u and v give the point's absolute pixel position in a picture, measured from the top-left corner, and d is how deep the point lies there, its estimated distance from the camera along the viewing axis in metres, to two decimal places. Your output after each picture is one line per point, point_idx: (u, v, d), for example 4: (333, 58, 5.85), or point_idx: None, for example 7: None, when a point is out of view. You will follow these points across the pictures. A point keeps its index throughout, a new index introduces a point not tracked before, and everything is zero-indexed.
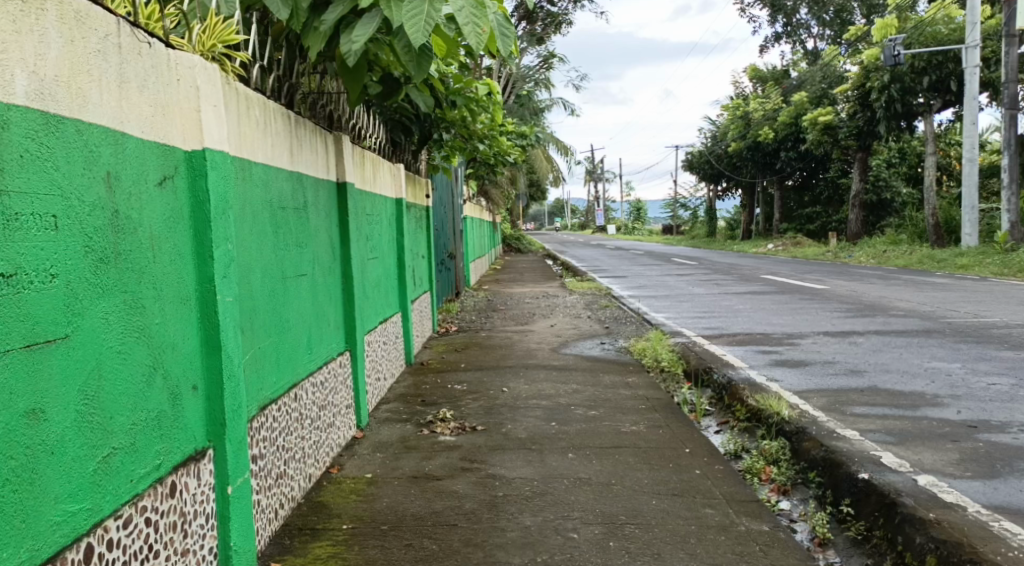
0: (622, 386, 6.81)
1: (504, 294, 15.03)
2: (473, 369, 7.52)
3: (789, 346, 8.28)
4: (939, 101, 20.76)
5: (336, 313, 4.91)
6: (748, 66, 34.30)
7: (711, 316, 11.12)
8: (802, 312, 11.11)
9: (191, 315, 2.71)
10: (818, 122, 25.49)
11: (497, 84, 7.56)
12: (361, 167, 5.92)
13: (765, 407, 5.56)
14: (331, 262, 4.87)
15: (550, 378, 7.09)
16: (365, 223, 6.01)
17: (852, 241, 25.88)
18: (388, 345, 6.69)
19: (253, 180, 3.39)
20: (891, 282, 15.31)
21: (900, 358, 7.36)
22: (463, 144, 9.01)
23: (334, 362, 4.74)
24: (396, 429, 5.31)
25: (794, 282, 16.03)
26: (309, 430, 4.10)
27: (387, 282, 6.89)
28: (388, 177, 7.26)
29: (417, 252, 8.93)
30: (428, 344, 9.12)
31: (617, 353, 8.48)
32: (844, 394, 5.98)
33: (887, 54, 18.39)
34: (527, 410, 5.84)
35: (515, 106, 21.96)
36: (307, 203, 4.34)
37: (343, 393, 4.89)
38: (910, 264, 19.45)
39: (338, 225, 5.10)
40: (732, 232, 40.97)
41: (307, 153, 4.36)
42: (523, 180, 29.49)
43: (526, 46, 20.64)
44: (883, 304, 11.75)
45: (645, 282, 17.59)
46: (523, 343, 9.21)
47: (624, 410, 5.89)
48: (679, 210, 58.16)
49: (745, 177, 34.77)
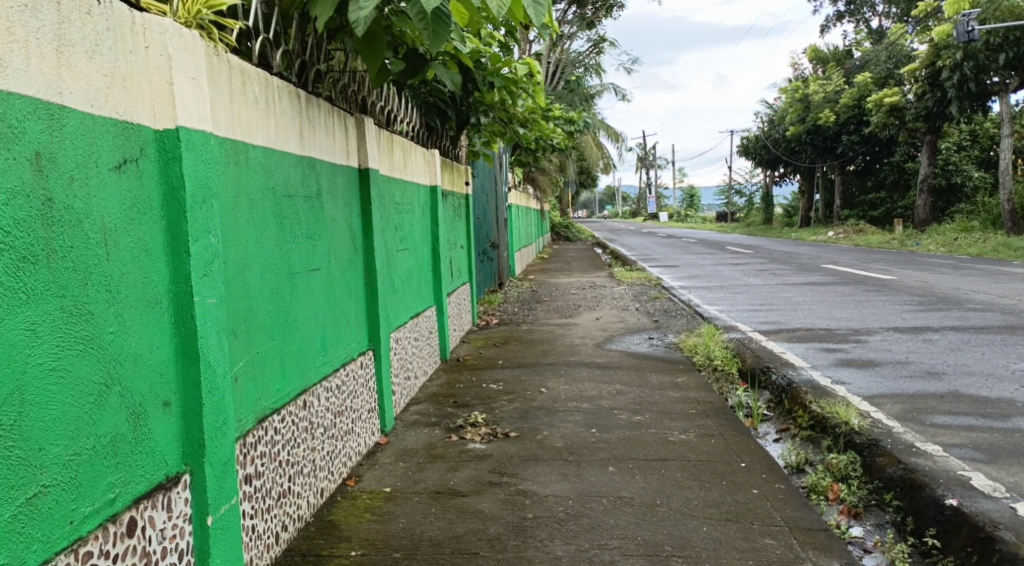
0: (671, 387, 6.34)
1: (551, 284, 14.62)
2: (511, 366, 7.11)
3: (855, 344, 7.71)
4: (1016, 80, 19.68)
5: (356, 310, 4.53)
6: (808, 47, 33.25)
7: (769, 309, 10.56)
8: (868, 305, 10.48)
9: (162, 320, 2.33)
10: (883, 103, 24.54)
11: (537, 63, 7.06)
12: (389, 153, 5.55)
13: (831, 416, 5.13)
14: (350, 254, 4.49)
15: (593, 377, 6.63)
16: (393, 212, 5.64)
17: (919, 228, 24.83)
18: (420, 340, 6.31)
19: (248, 164, 3.01)
20: (965, 272, 14.51)
21: (981, 359, 6.77)
22: (502, 129, 8.54)
23: (353, 363, 4.36)
24: (422, 434, 4.93)
25: (858, 271, 15.32)
26: (323, 441, 3.73)
27: (419, 274, 6.53)
28: (422, 164, 6.90)
29: (456, 242, 8.57)
30: (466, 338, 8.72)
31: (666, 349, 8.01)
32: (920, 401, 5.43)
33: (960, 30, 17.42)
34: (566, 414, 5.41)
35: (564, 91, 21.52)
36: (320, 190, 3.97)
37: (365, 397, 4.52)
38: (983, 253, 18.52)
39: (360, 214, 4.71)
40: (789, 219, 39.88)
41: (321, 136, 3.98)
42: (572, 167, 29.08)
43: (576, 31, 20.15)
44: (958, 296, 11.07)
45: (699, 271, 17.00)
46: (567, 338, 8.76)
47: (672, 415, 5.43)
48: (735, 197, 57.08)
49: (804, 163, 33.78)
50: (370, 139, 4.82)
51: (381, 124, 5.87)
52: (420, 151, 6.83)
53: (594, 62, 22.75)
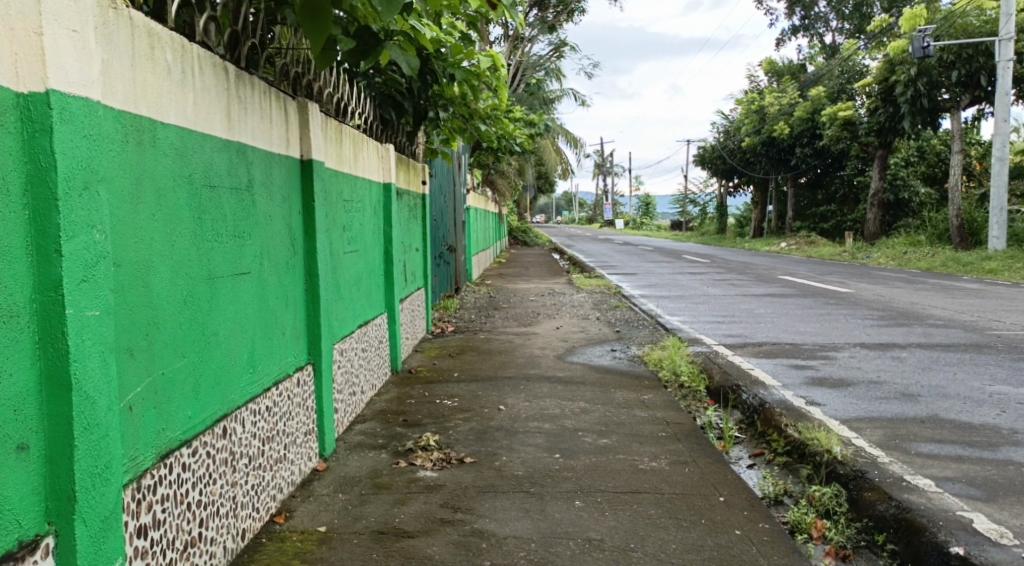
0: (638, 405, 5.90)
1: (508, 290, 14.14)
2: (467, 380, 6.61)
3: (824, 360, 7.35)
4: (967, 97, 19.69)
5: (293, 320, 4.03)
6: (764, 60, 33.32)
7: (731, 321, 10.22)
8: (830, 318, 10.18)
9: (18, 339, 1.92)
10: (838, 117, 24.61)
11: (502, 57, 6.61)
12: (337, 145, 5.04)
13: (811, 442, 4.69)
14: (289, 256, 3.99)
15: (554, 393, 6.16)
16: (341, 210, 5.12)
17: (869, 241, 24.87)
18: (368, 351, 5.79)
19: (149, 145, 2.52)
20: (919, 287, 14.39)
21: (956, 379, 6.45)
22: (463, 126, 8.06)
23: (288, 381, 3.85)
24: (368, 459, 4.43)
25: (815, 283, 15.10)
26: (247, 474, 3.22)
27: (369, 279, 6.02)
28: (375, 159, 6.39)
29: (411, 244, 8.08)
30: (419, 347, 8.21)
31: (629, 362, 7.58)
32: (902, 427, 5.05)
33: (916, 46, 17.38)
34: (527, 436, 4.94)
35: (523, 95, 21.13)
36: (252, 180, 3.46)
37: (302, 418, 4.00)
38: (934, 267, 18.52)
39: (301, 210, 4.21)
40: (741, 229, 39.93)
41: (253, 120, 3.47)
42: (530, 171, 28.65)
43: (537, 35, 19.77)
44: (918, 312, 10.83)
45: (656, 280, 16.67)
46: (525, 348, 8.29)
47: (640, 439, 4.97)
48: (688, 206, 57.28)
49: (758, 174, 33.82)
50: (314, 126, 4.31)
51: (330, 114, 5.36)
52: (373, 144, 6.32)
53: (555, 67, 22.42)
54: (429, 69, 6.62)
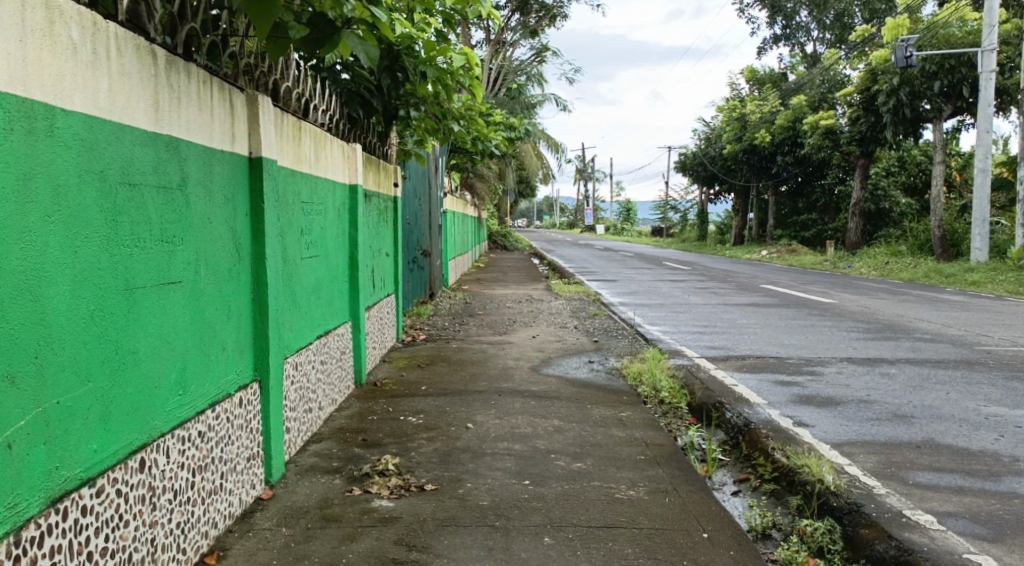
0: (616, 424, 5.56)
1: (485, 296, 13.76)
2: (435, 394, 6.24)
3: (810, 376, 7.03)
4: (950, 108, 19.56)
5: (236, 333, 3.65)
6: (746, 68, 33.16)
7: (713, 332, 9.91)
8: (814, 331, 9.88)
9: None
10: (820, 126, 24.33)
11: (477, 55, 6.26)
12: (295, 143, 4.69)
13: (801, 469, 4.37)
14: (233, 261, 3.61)
15: (527, 409, 5.80)
16: (298, 213, 4.76)
17: (850, 251, 24.68)
18: (327, 364, 5.41)
19: (37, 135, 2.16)
20: (903, 298, 14.15)
21: (949, 399, 6.17)
22: (436, 126, 7.69)
23: (227, 402, 3.47)
24: (320, 485, 4.07)
25: (798, 293, 14.84)
26: (170, 511, 2.87)
27: (331, 287, 5.66)
28: (340, 158, 6.02)
29: (380, 249, 7.71)
30: (388, 358, 7.82)
31: (607, 375, 7.24)
32: (896, 452, 4.73)
33: (899, 56, 17.17)
34: (496, 459, 4.59)
35: (504, 99, 20.78)
36: (187, 177, 3.08)
37: (244, 442, 3.64)
38: (916, 278, 18.35)
39: (249, 212, 3.83)
40: (722, 237, 39.78)
41: (189, 110, 3.09)
42: (511, 176, 28.28)
43: (518, 38, 19.41)
44: (904, 324, 10.56)
45: (637, 287, 16.35)
46: (499, 359, 7.92)
47: (617, 463, 4.62)
48: (669, 213, 57.14)
49: (739, 181, 33.62)
50: (266, 121, 3.94)
51: (293, 111, 5.00)
52: (338, 142, 5.96)
53: (536, 71, 22.06)
54: (398, 65, 6.30)
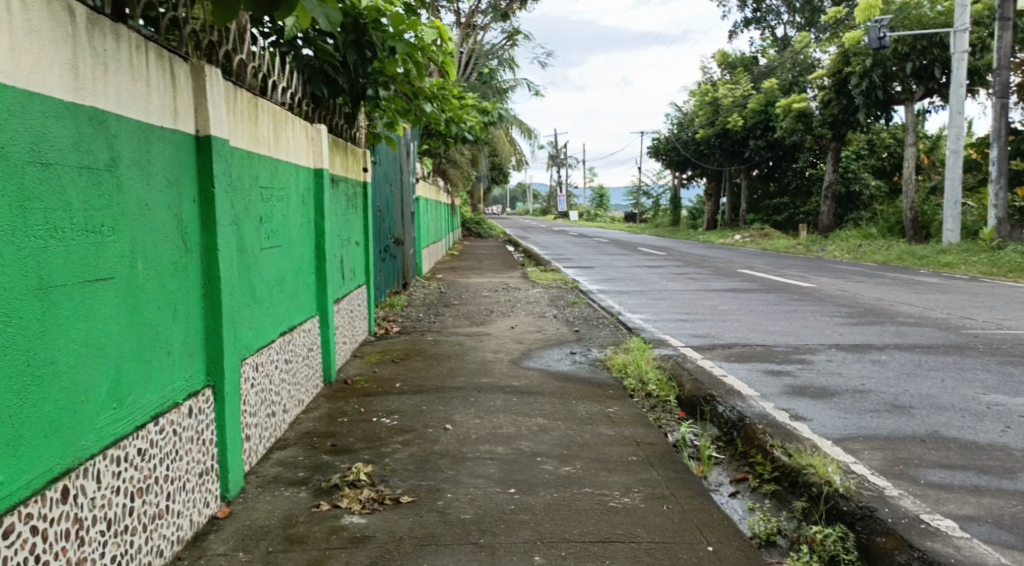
0: (602, 420, 5.19)
1: (460, 285, 13.36)
2: (410, 392, 5.85)
3: (799, 364, 6.65)
4: (921, 89, 19.26)
5: (182, 334, 3.29)
6: (716, 52, 32.82)
7: (695, 319, 9.58)
8: (796, 317, 9.51)
9: None
10: (792, 109, 23.92)
11: (449, 27, 5.96)
12: (251, 122, 4.34)
13: (805, 469, 3.94)
14: (179, 252, 3.27)
15: (508, 407, 5.41)
16: (255, 199, 4.40)
17: (824, 234, 24.48)
18: (292, 362, 5.04)
19: None
20: (880, 281, 13.90)
21: (947, 386, 5.85)
22: (406, 106, 7.28)
23: (174, 412, 3.12)
24: (284, 500, 3.69)
25: (776, 278, 14.50)
26: (103, 545, 2.55)
27: (296, 279, 5.29)
28: (303, 140, 5.62)
29: (349, 237, 7.30)
30: (359, 352, 7.43)
31: (591, 367, 6.88)
32: (901, 447, 4.36)
33: (872, 37, 16.79)
34: (478, 463, 4.22)
35: (476, 83, 20.38)
36: (118, 156, 2.75)
37: (195, 456, 3.29)
38: (889, 260, 18.14)
39: (198, 196, 3.48)
40: (694, 224, 39.64)
41: (120, 80, 2.77)
42: (483, 162, 27.81)
43: (489, 22, 18.95)
44: (886, 308, 10.21)
45: (612, 274, 15.98)
46: (476, 352, 7.53)
47: (607, 465, 4.22)
48: (642, 198, 56.98)
49: (711, 166, 33.36)
50: (214, 96, 3.58)
51: (253, 90, 4.67)
52: (302, 123, 5.57)
53: (508, 55, 21.61)
54: (364, 40, 5.88)
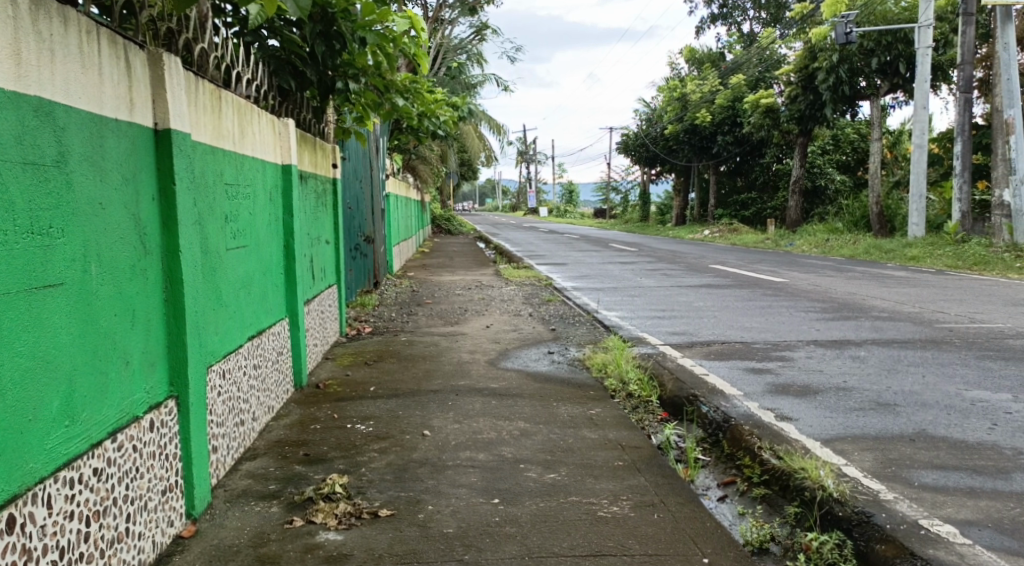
0: (585, 422, 5.02)
1: (432, 283, 13.15)
2: (385, 395, 5.64)
3: (780, 361, 6.52)
4: (886, 84, 19.32)
5: (142, 342, 3.08)
6: (683, 48, 32.82)
7: (671, 316, 9.46)
8: (771, 312, 9.41)
9: None
10: (759, 104, 23.97)
11: (420, 18, 5.74)
12: (213, 115, 4.12)
13: (797, 472, 3.76)
14: (136, 254, 3.05)
15: (488, 411, 5.23)
16: (220, 197, 4.18)
17: (791, 229, 24.54)
18: (261, 368, 4.83)
19: None
20: (850, 275, 13.87)
21: (929, 381, 5.75)
22: (378, 100, 7.06)
23: (134, 427, 2.92)
24: (253, 516, 3.48)
25: (747, 273, 14.44)
26: None
27: (263, 280, 5.07)
28: (269, 134, 5.39)
29: (319, 236, 7.06)
30: (331, 354, 7.20)
31: (569, 367, 6.71)
32: (892, 448, 4.22)
33: (838, 32, 16.69)
34: (459, 472, 4.03)
35: (445, 80, 20.18)
36: (68, 151, 2.54)
37: (157, 473, 3.08)
38: (857, 254, 18.18)
39: (157, 194, 3.26)
40: (663, 219, 39.69)
41: (70, 68, 2.55)
42: (452, 158, 27.55)
43: (457, 18, 18.73)
44: (859, 303, 10.14)
45: (584, 270, 15.84)
46: (452, 353, 7.32)
47: (592, 471, 4.04)
48: (611, 194, 57.07)
49: (679, 162, 33.37)
50: (173, 86, 3.36)
51: (215, 81, 4.45)
52: (268, 117, 5.35)
53: (476, 51, 21.43)
54: (332, 30, 5.66)
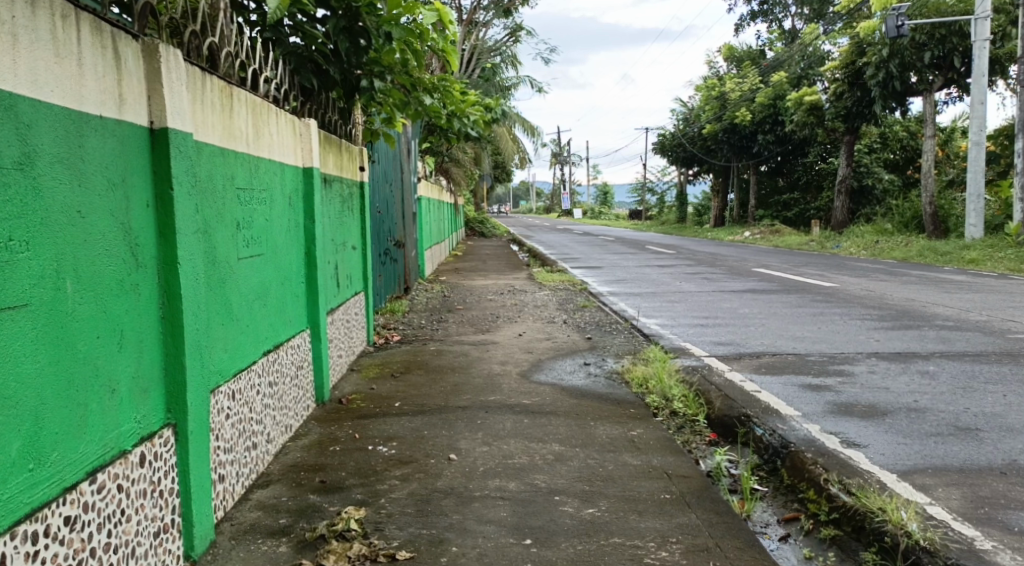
0: (627, 445, 4.62)
1: (464, 287, 12.80)
2: (410, 412, 5.28)
3: (840, 377, 6.04)
4: (941, 79, 18.54)
5: (133, 366, 2.73)
6: (723, 46, 32.17)
7: (716, 324, 8.99)
8: (824, 321, 8.91)
9: None
10: (804, 102, 23.33)
11: (448, 9, 5.32)
12: (223, 113, 3.78)
13: (874, 513, 3.34)
14: (126, 267, 2.72)
15: (520, 431, 4.84)
16: (229, 202, 3.84)
17: (837, 230, 23.80)
18: (278, 385, 4.49)
19: None
20: (905, 280, 13.26)
21: (1011, 401, 5.25)
22: (404, 99, 6.69)
23: (119, 463, 2.58)
24: (257, 557, 3.15)
25: (794, 277, 13.90)
26: None
27: (281, 289, 4.72)
28: (289, 135, 5.05)
29: (344, 241, 6.72)
30: (356, 365, 6.86)
31: (607, 381, 6.29)
32: (981, 483, 3.76)
33: (889, 25, 16.07)
34: (489, 505, 3.65)
35: (479, 82, 19.83)
36: (34, 152, 2.25)
37: (148, 514, 2.74)
38: (910, 257, 17.51)
39: (153, 198, 2.92)
40: (700, 221, 38.98)
41: (39, 55, 2.26)
42: (486, 160, 27.21)
43: (491, 19, 18.34)
44: (919, 310, 9.58)
45: (621, 274, 15.38)
46: (483, 364, 6.94)
47: (637, 506, 3.65)
48: (647, 196, 56.32)
49: (718, 161, 32.68)
50: (172, 78, 3.02)
51: (229, 78, 4.10)
52: (288, 117, 5.02)
53: (510, 52, 21.06)
54: (357, 26, 5.35)
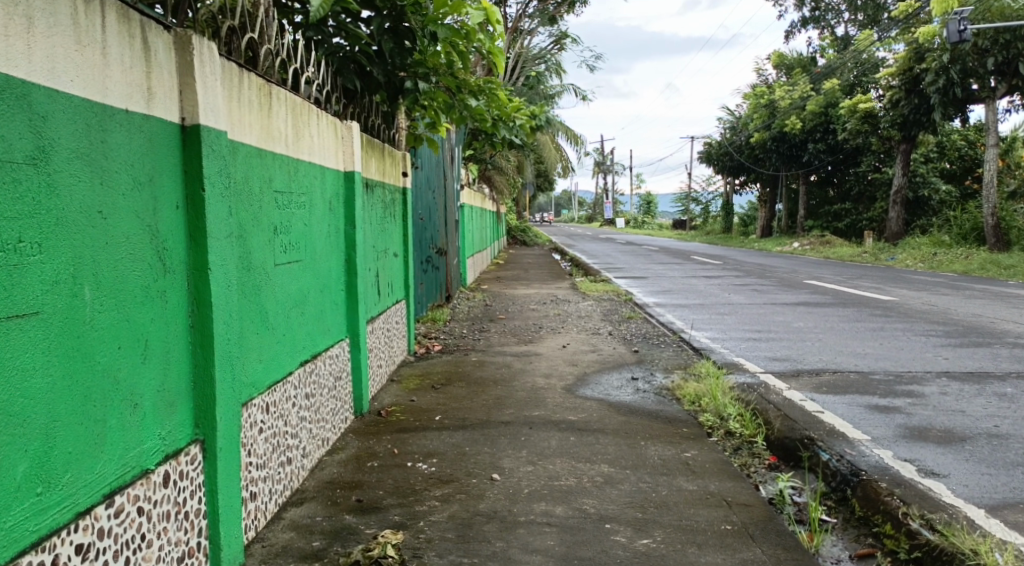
0: (682, 468, 4.35)
1: (507, 296, 12.57)
2: (451, 427, 5.06)
3: (908, 398, 5.70)
4: (1005, 86, 17.86)
5: (158, 378, 2.54)
6: (772, 53, 31.70)
7: (770, 339, 8.65)
8: (886, 336, 8.52)
9: None
10: (857, 110, 22.88)
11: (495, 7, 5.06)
12: (259, 111, 3.60)
13: (965, 555, 3.15)
14: (153, 272, 2.53)
15: (567, 450, 4.60)
16: (265, 204, 3.65)
17: (892, 242, 23.18)
18: (315, 397, 4.30)
19: None
20: (968, 294, 12.74)
21: None
22: (449, 101, 6.47)
23: (141, 484, 2.39)
24: None
25: (849, 289, 13.44)
26: None
27: (319, 296, 4.53)
28: (330, 137, 4.88)
29: (386, 248, 6.54)
30: (396, 375, 6.66)
31: (658, 397, 6.02)
32: None
33: (951, 30, 15.53)
34: (536, 532, 3.43)
35: (524, 89, 19.66)
36: (50, 145, 2.09)
37: (172, 539, 2.55)
38: (969, 270, 16.92)
39: (183, 198, 2.74)
40: (746, 233, 38.37)
41: (58, 42, 2.10)
42: (529, 168, 26.96)
43: (536, 26, 18.12)
44: (987, 327, 9.13)
45: (669, 284, 15.03)
46: (527, 376, 6.71)
47: (696, 538, 3.42)
48: (692, 205, 55.60)
49: (766, 170, 32.06)
50: (205, 71, 2.84)
51: (268, 76, 3.92)
52: (329, 118, 4.84)
53: (556, 60, 20.86)
54: (402, 27, 5.19)
